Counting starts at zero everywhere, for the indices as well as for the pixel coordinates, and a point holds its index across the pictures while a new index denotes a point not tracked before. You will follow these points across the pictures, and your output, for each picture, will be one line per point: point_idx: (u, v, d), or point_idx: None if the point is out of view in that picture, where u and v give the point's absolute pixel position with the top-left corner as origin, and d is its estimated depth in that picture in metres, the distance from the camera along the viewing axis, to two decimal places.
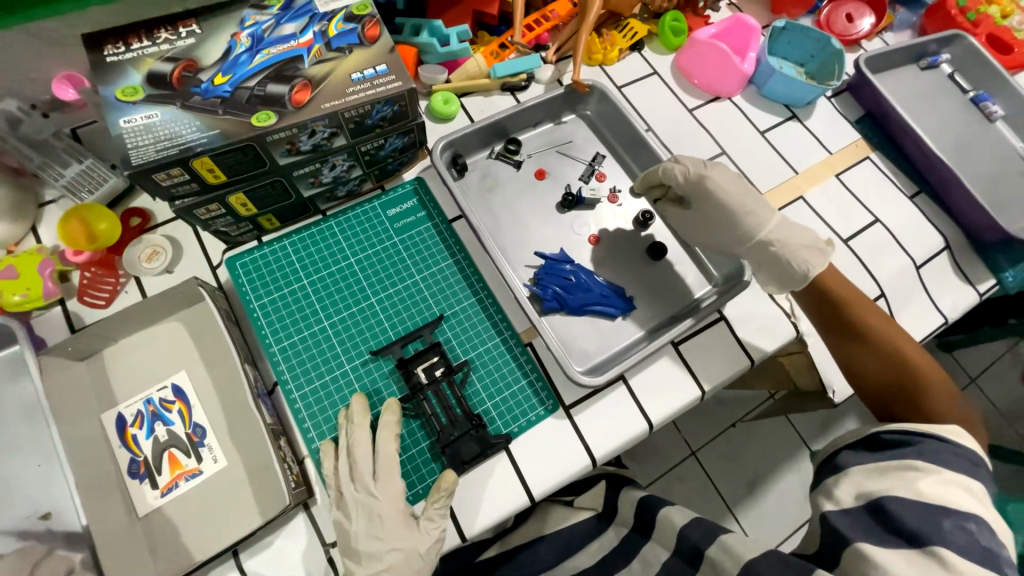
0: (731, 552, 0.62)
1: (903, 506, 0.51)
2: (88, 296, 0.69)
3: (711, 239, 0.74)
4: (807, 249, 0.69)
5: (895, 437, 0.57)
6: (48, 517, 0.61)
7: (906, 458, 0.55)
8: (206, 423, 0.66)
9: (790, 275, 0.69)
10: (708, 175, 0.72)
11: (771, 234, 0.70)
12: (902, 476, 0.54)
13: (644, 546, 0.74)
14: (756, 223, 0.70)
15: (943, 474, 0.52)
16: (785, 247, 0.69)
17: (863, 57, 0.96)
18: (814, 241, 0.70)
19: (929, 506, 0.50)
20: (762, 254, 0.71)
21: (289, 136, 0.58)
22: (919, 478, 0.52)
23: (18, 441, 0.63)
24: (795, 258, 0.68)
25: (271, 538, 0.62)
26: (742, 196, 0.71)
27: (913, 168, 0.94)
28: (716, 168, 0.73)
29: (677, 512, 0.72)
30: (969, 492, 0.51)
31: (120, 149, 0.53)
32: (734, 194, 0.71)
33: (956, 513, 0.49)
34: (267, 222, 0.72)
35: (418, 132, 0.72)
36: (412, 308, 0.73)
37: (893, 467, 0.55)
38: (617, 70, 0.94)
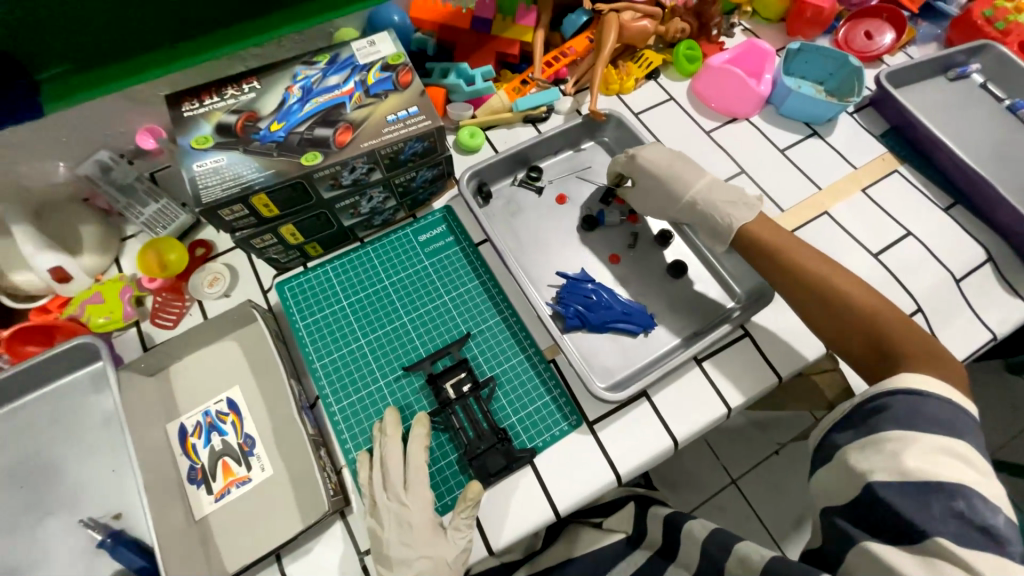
0: (746, 563, 0.62)
1: (890, 489, 0.50)
2: (159, 318, 0.78)
3: (652, 204, 0.81)
4: (732, 204, 0.76)
5: (872, 405, 0.55)
6: (118, 517, 0.68)
7: (879, 430, 0.53)
8: (255, 433, 0.72)
9: (718, 230, 0.76)
10: (639, 154, 0.80)
11: (697, 194, 0.77)
12: (880, 448, 0.52)
13: (668, 570, 0.75)
14: (683, 185, 0.77)
15: (920, 441, 0.50)
16: (708, 203, 0.76)
17: (884, 73, 0.96)
18: (741, 198, 0.76)
19: (917, 486, 0.49)
20: (691, 213, 0.78)
21: (333, 173, 0.65)
22: (902, 451, 0.50)
23: (96, 447, 0.71)
24: (719, 213, 0.75)
25: (311, 544, 0.66)
26: (669, 163, 0.79)
27: (946, 180, 0.92)
28: (647, 147, 0.82)
29: (700, 525, 0.72)
30: (965, 463, 0.49)
31: (193, 189, 0.61)
32: (663, 164, 0.79)
33: (945, 491, 0.48)
34: (313, 249, 0.80)
35: (446, 164, 0.78)
36: (441, 326, 0.78)
37: (874, 439, 0.53)
38: (634, 98, 0.98)
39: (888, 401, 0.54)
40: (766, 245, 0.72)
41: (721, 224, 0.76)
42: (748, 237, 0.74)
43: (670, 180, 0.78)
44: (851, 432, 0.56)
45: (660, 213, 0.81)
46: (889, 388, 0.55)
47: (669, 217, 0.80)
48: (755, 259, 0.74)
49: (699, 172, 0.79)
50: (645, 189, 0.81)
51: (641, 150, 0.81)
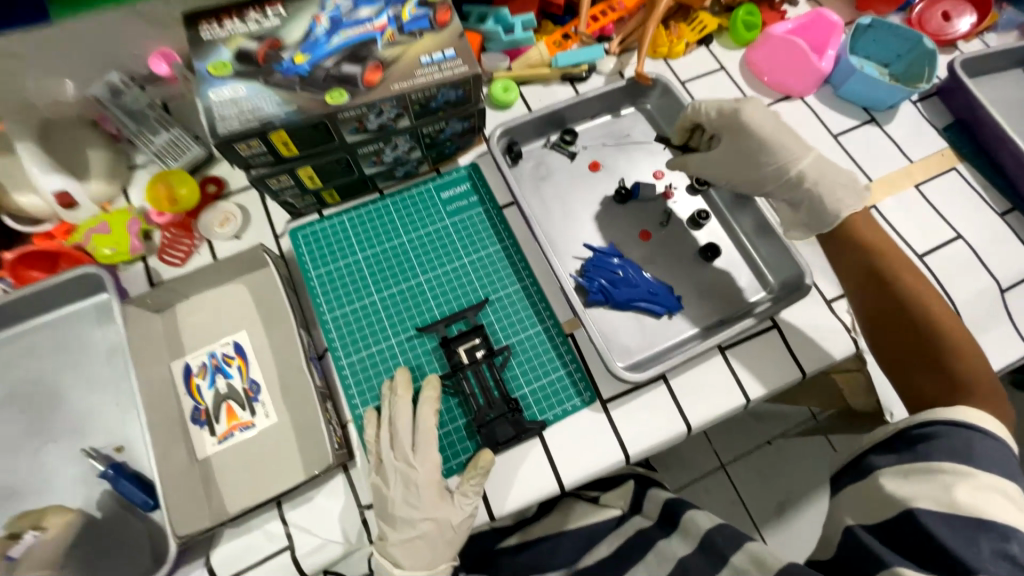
0: (760, 563, 0.60)
1: (934, 517, 0.48)
2: (166, 254, 0.75)
3: (739, 178, 0.72)
4: (843, 188, 0.67)
5: (921, 431, 0.53)
6: (120, 450, 0.67)
7: (927, 459, 0.51)
8: (261, 379, 0.71)
9: (820, 217, 0.68)
10: (743, 109, 0.70)
11: (805, 169, 0.68)
12: (931, 479, 0.50)
13: (662, 540, 0.72)
14: (789, 156, 0.68)
15: (975, 478, 0.48)
16: (818, 184, 0.67)
17: (958, 60, 0.88)
18: (850, 180, 0.68)
19: (964, 521, 0.47)
20: (794, 192, 0.69)
21: (358, 114, 0.60)
22: (956, 484, 0.48)
23: (101, 377, 0.70)
24: (830, 196, 0.67)
25: (312, 494, 0.66)
26: (774, 129, 0.69)
27: (1007, 182, 0.85)
28: (752, 103, 0.71)
29: (704, 515, 0.70)
30: (1004, 497, 0.48)
31: (209, 119, 0.57)
32: (768, 130, 0.69)
33: (993, 530, 0.46)
34: (330, 196, 0.76)
35: (478, 117, 0.72)
36: (458, 290, 0.75)
37: (920, 468, 0.51)
38: (682, 64, 0.91)
39: (938, 430, 0.53)
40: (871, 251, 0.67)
41: (826, 215, 0.67)
42: (847, 237, 0.69)
43: (775, 149, 0.69)
44: (894, 457, 0.54)
45: (752, 188, 0.72)
46: (941, 417, 0.53)
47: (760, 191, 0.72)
48: (846, 263, 0.70)
49: (804, 145, 0.70)
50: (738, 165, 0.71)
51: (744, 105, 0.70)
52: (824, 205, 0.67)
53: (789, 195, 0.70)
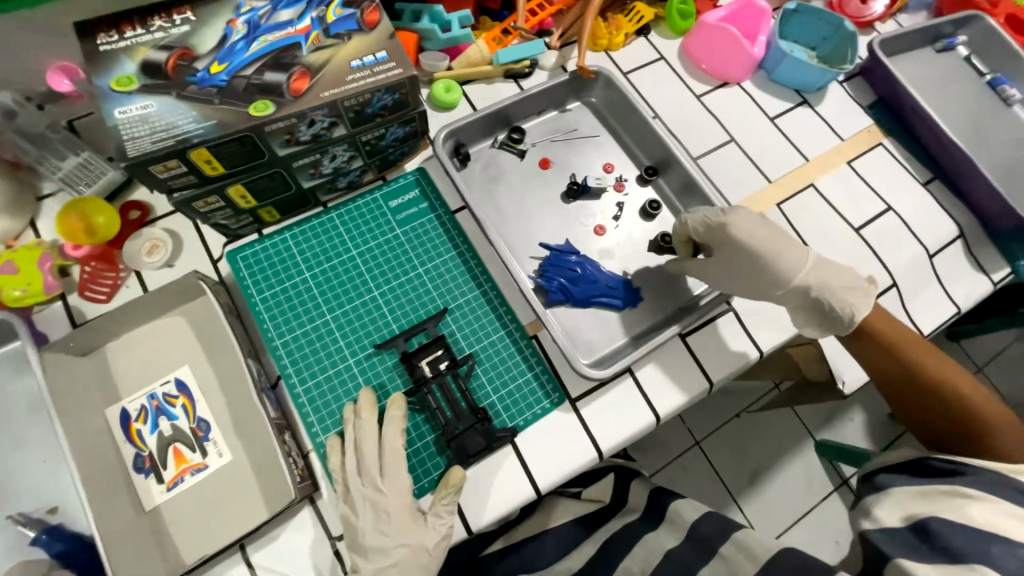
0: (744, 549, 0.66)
1: (946, 526, 0.52)
2: (89, 291, 0.68)
3: (749, 287, 0.68)
4: (850, 292, 0.65)
5: (947, 464, 0.57)
6: (54, 512, 0.61)
7: (949, 483, 0.55)
8: (210, 417, 0.66)
9: (831, 317, 0.65)
10: (729, 222, 0.66)
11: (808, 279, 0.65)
12: (949, 502, 0.54)
13: (649, 534, 0.75)
14: (787, 267, 0.65)
15: (993, 503, 0.52)
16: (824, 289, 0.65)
17: (877, 40, 0.93)
18: (856, 281, 0.66)
19: (980, 531, 0.51)
20: (803, 300, 0.66)
21: (288, 126, 0.56)
22: (971, 505, 0.53)
23: (24, 434, 0.63)
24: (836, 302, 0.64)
25: (277, 531, 0.62)
26: (765, 238, 0.66)
27: (927, 155, 0.91)
28: (736, 214, 0.67)
29: (687, 507, 0.76)
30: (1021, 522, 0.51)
31: (116, 142, 0.52)
32: (760, 239, 0.66)
33: (1004, 539, 0.50)
34: (268, 214, 0.71)
35: (420, 121, 0.70)
36: (415, 301, 0.72)
37: (938, 490, 0.56)
38: (623, 55, 0.91)
39: (966, 468, 0.56)
40: (890, 347, 0.64)
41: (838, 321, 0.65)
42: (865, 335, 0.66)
43: (772, 256, 0.65)
44: (910, 479, 0.59)
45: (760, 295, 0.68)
46: (970, 461, 0.56)
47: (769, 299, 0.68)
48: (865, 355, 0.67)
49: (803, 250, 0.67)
50: (743, 270, 0.67)
51: (731, 217, 0.66)
52: (834, 311, 0.65)
53: (798, 299, 0.67)
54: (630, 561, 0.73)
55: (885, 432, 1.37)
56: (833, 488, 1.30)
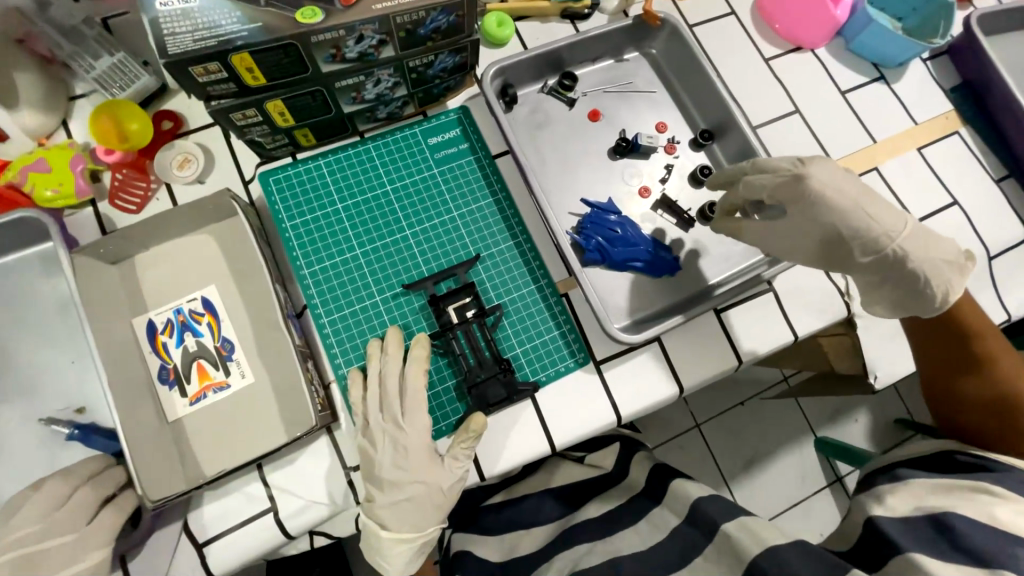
0: (749, 530, 0.60)
1: (971, 525, 0.50)
2: (120, 199, 0.67)
3: (818, 253, 0.59)
4: (946, 265, 0.55)
5: (970, 459, 0.55)
6: (81, 412, 0.62)
7: (977, 479, 0.53)
8: (235, 337, 0.66)
9: (916, 296, 0.56)
10: (809, 174, 0.56)
11: (903, 248, 0.54)
12: (972, 497, 0.52)
13: (654, 510, 0.72)
14: (880, 235, 0.55)
15: (1016, 504, 0.50)
16: (922, 261, 0.54)
17: (975, 14, 0.84)
18: (954, 254, 0.55)
19: (1005, 534, 0.48)
20: (889, 275, 0.57)
21: (334, 39, 0.53)
22: (996, 505, 0.50)
23: (52, 334, 0.64)
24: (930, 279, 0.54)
25: (295, 455, 0.63)
26: (851, 195, 0.56)
27: (1006, 150, 0.84)
28: (819, 163, 0.57)
29: (694, 486, 0.70)
30: None
31: (155, 35, 0.48)
32: (848, 197, 0.55)
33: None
34: (303, 137, 0.68)
35: (471, 52, 0.65)
36: (447, 245, 0.70)
37: (961, 486, 0.53)
38: (691, 6, 0.84)
39: (995, 466, 0.54)
40: (967, 331, 0.57)
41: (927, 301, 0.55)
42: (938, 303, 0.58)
43: (859, 223, 0.55)
44: (932, 472, 0.56)
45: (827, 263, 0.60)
46: (996, 457, 0.54)
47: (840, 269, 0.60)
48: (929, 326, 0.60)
49: (897, 214, 0.56)
50: (811, 236, 0.58)
51: (812, 169, 0.56)
52: (927, 288, 0.55)
53: (880, 274, 0.57)
54: (631, 535, 0.70)
55: (890, 436, 1.36)
56: (827, 482, 1.31)
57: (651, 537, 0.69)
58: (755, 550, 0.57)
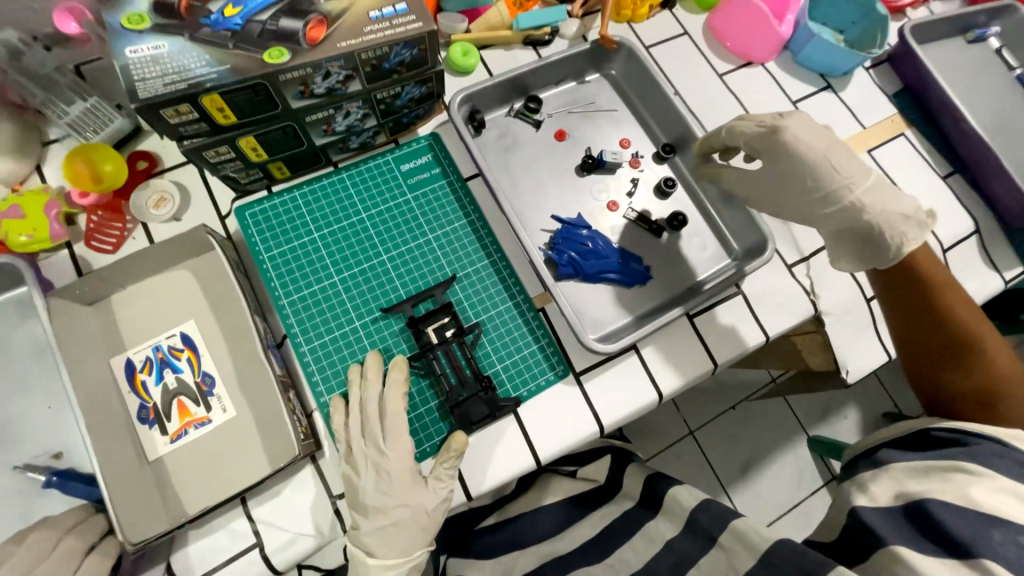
0: (743, 539, 0.60)
1: (946, 510, 0.50)
2: (95, 240, 0.68)
3: (788, 204, 0.65)
4: (905, 219, 0.59)
5: (947, 435, 0.55)
6: (58, 457, 0.62)
7: (952, 457, 0.52)
8: (215, 371, 0.66)
9: (878, 248, 0.59)
10: (784, 126, 0.62)
11: (862, 198, 0.59)
12: (947, 478, 0.51)
13: (649, 522, 0.72)
14: (844, 182, 0.60)
15: (994, 481, 0.50)
16: (880, 212, 0.59)
17: (908, 26, 0.90)
18: (915, 211, 0.59)
19: (981, 516, 0.48)
20: (850, 224, 0.61)
21: (302, 76, 0.55)
22: (971, 484, 0.50)
23: (28, 380, 0.63)
24: (889, 227, 0.58)
25: (279, 487, 0.63)
26: (822, 148, 0.61)
27: (949, 148, 0.90)
28: (794, 118, 0.63)
29: (685, 492, 0.70)
30: (1019, 498, 0.49)
31: (126, 81, 0.50)
32: (818, 148, 0.61)
33: (1008, 525, 0.47)
34: (277, 170, 0.70)
35: (437, 81, 0.68)
36: (424, 268, 0.72)
37: (937, 467, 0.52)
38: (646, 29, 0.89)
39: (970, 440, 0.53)
40: (944, 304, 0.58)
41: (885, 247, 0.59)
42: (910, 277, 0.59)
43: (823, 174, 0.61)
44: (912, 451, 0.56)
45: (796, 216, 0.65)
46: (972, 429, 0.54)
47: (808, 220, 0.65)
48: (903, 301, 0.61)
49: (864, 168, 0.61)
50: (781, 184, 0.65)
51: (787, 121, 0.62)
52: (882, 238, 0.59)
53: (840, 225, 0.62)
54: (628, 551, 0.70)
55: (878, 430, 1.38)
56: (822, 483, 1.32)
57: (647, 550, 0.68)
58: (750, 560, 0.59)
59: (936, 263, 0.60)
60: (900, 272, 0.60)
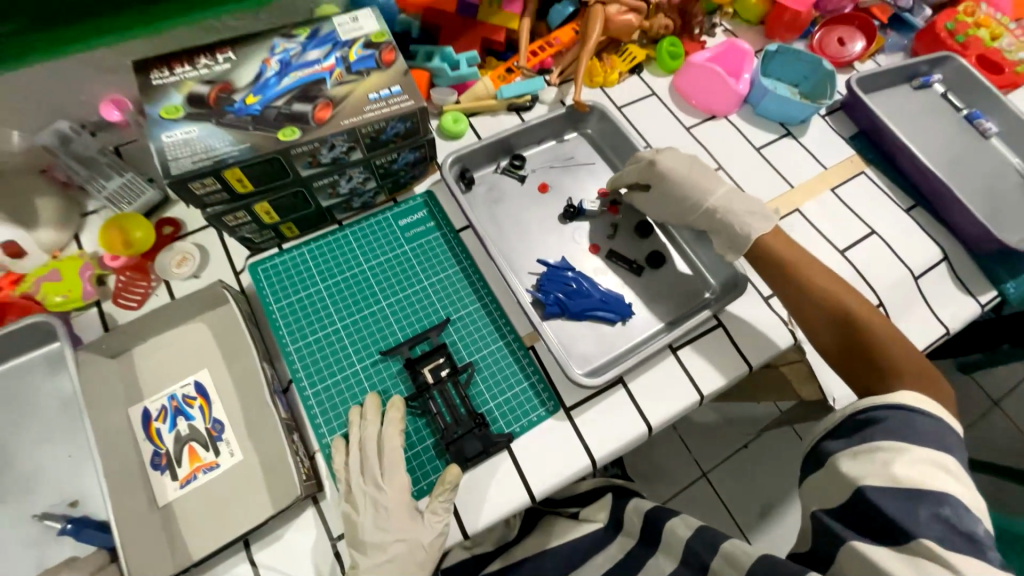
0: (734, 563, 0.61)
1: (879, 493, 0.51)
2: (122, 298, 0.75)
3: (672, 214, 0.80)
4: (752, 215, 0.75)
5: (864, 415, 0.56)
6: (74, 505, 0.65)
7: (871, 439, 0.54)
8: (225, 418, 0.70)
9: (737, 240, 0.74)
10: (658, 160, 0.79)
11: (717, 202, 0.76)
12: (872, 459, 0.53)
13: (650, 560, 0.73)
14: (703, 193, 0.77)
15: (912, 452, 0.51)
16: (728, 213, 0.75)
17: (855, 78, 1.00)
18: (760, 209, 0.76)
19: (905, 491, 0.50)
20: (712, 223, 0.77)
21: (311, 150, 0.63)
22: (893, 461, 0.51)
23: (52, 431, 0.68)
24: (738, 222, 0.75)
25: (282, 531, 0.65)
26: (688, 171, 0.78)
27: (908, 183, 0.96)
28: (665, 154, 0.80)
29: (682, 523, 0.71)
30: (944, 470, 0.51)
31: (161, 161, 0.59)
32: (681, 170, 0.78)
33: (930, 498, 0.49)
34: (288, 230, 0.78)
35: (429, 147, 0.77)
36: (420, 312, 0.77)
37: (865, 448, 0.54)
38: (617, 91, 0.99)
39: (880, 413, 0.55)
40: (804, 279, 0.71)
41: (739, 239, 0.74)
42: (773, 260, 0.73)
43: (688, 190, 0.77)
44: (841, 437, 0.57)
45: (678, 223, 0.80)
46: (879, 402, 0.56)
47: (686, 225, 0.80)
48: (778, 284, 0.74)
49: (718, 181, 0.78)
50: (667, 201, 0.80)
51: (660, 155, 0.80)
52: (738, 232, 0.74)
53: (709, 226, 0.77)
54: None
55: None
56: None
57: None
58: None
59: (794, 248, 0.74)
60: (765, 260, 0.74)
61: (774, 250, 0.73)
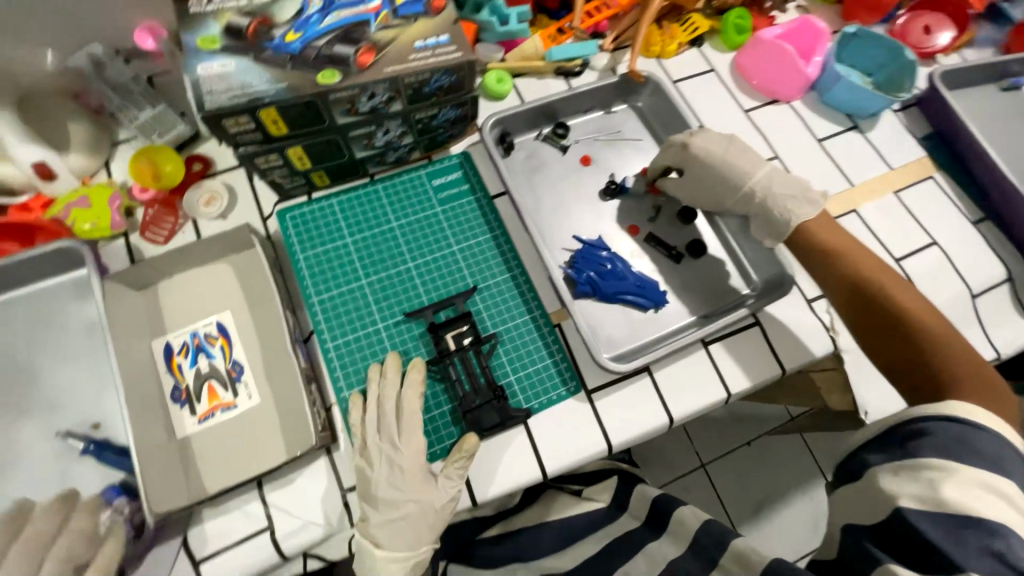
0: (742, 560, 0.61)
1: (922, 517, 0.48)
2: (149, 232, 0.74)
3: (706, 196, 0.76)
4: (793, 200, 0.70)
5: (911, 427, 0.53)
6: (95, 427, 0.66)
7: (916, 454, 0.51)
8: (244, 360, 0.70)
9: (776, 227, 0.71)
10: (692, 142, 0.74)
11: (757, 184, 0.71)
12: (918, 477, 0.50)
13: (651, 543, 0.72)
14: (744, 174, 0.72)
15: (963, 473, 0.48)
16: (769, 197, 0.71)
17: (939, 71, 0.91)
18: (802, 191, 0.71)
19: (953, 518, 0.47)
20: (749, 207, 0.73)
21: (351, 96, 0.60)
22: (941, 481, 0.48)
23: (77, 353, 0.68)
24: (778, 208, 0.70)
25: (294, 476, 0.65)
26: (726, 151, 0.74)
27: (980, 193, 0.89)
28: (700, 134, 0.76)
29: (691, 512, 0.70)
30: (1006, 500, 0.47)
31: (197, 94, 0.56)
32: (717, 152, 0.74)
33: (982, 526, 0.46)
34: (319, 178, 0.75)
35: (472, 105, 0.72)
36: (447, 276, 0.75)
37: (908, 464, 0.51)
38: (674, 64, 0.92)
39: (929, 426, 0.52)
40: (847, 268, 0.66)
41: (778, 226, 0.70)
42: (812, 246, 0.69)
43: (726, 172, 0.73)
44: (885, 450, 0.54)
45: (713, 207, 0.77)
46: (925, 413, 0.53)
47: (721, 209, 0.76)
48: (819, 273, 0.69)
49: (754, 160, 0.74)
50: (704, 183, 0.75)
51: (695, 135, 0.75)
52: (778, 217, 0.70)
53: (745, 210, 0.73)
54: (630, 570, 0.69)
55: None
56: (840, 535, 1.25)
57: None
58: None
59: (838, 234, 0.69)
60: (805, 247, 0.70)
61: (815, 236, 0.69)
